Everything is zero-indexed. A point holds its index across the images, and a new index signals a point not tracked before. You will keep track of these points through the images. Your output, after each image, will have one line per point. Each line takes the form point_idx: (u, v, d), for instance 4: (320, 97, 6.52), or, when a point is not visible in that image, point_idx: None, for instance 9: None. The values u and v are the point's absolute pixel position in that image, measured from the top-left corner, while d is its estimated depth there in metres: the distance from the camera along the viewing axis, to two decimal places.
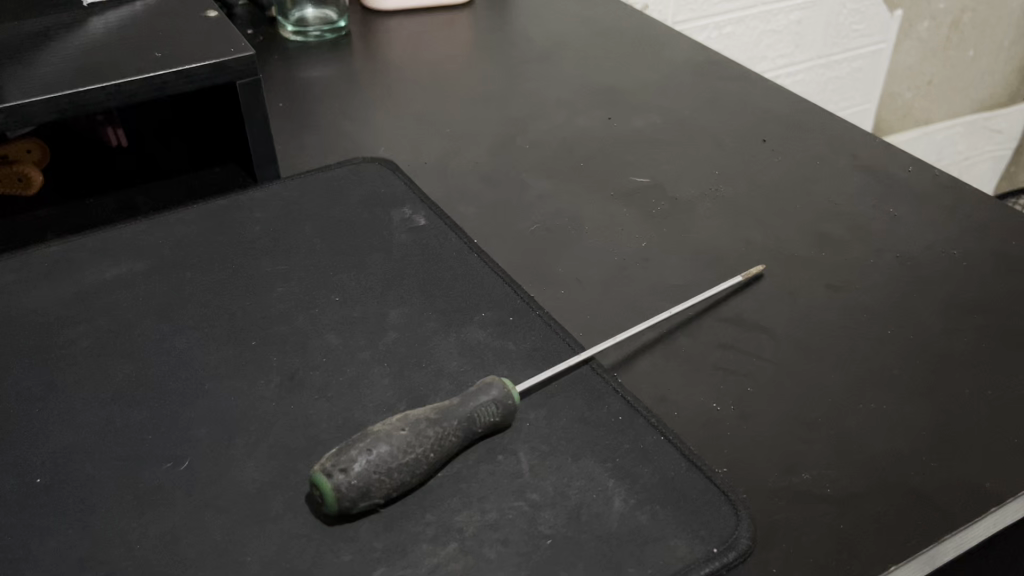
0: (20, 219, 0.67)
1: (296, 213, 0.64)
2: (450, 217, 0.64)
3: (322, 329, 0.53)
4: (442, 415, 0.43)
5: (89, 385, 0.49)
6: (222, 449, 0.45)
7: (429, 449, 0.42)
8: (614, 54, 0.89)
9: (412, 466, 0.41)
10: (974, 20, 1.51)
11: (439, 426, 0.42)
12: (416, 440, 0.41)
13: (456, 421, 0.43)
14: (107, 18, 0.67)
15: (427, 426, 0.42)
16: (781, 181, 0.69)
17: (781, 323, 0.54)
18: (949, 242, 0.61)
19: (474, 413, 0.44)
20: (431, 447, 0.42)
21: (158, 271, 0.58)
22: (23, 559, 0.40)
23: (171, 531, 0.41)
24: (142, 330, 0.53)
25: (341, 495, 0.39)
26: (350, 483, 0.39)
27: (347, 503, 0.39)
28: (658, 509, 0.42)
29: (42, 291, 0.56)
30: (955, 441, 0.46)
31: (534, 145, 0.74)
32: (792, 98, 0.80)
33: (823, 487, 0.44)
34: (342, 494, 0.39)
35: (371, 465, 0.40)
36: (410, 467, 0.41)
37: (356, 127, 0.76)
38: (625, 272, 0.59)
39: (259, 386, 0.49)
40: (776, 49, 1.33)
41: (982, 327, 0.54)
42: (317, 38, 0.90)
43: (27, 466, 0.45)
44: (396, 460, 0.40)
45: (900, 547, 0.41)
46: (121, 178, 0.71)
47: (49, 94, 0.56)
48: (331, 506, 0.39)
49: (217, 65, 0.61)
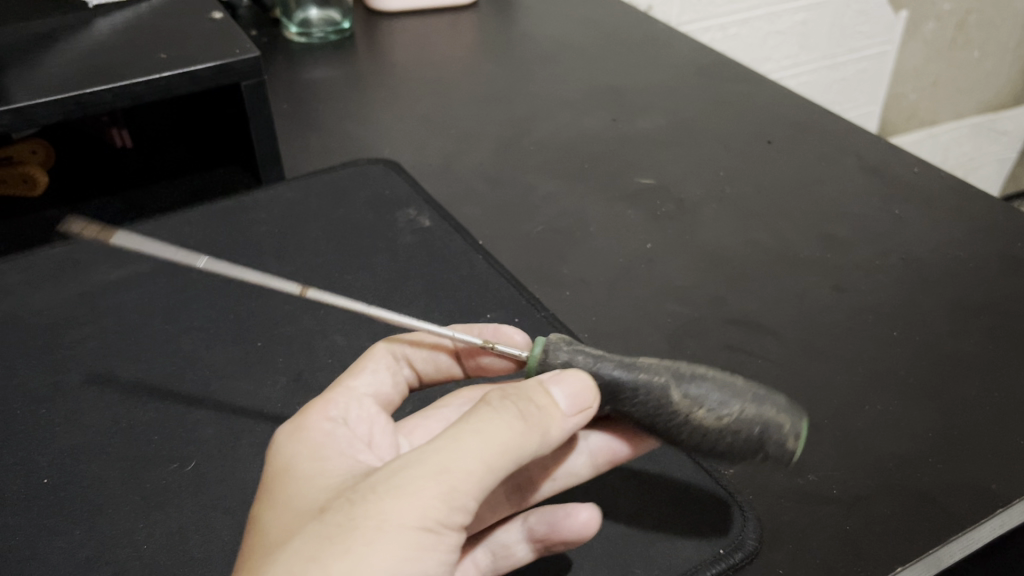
0: (26, 219, 0.67)
1: (302, 213, 0.64)
2: (453, 218, 0.64)
3: (329, 330, 0.54)
4: (662, 361, 0.40)
5: (96, 385, 0.49)
6: (228, 450, 0.45)
7: (662, 418, 0.39)
8: (618, 54, 0.89)
9: (721, 429, 0.37)
10: (981, 21, 1.50)
11: (623, 410, 0.40)
12: (663, 440, 0.40)
13: (609, 407, 0.40)
14: (112, 20, 0.67)
15: (631, 418, 0.40)
16: (787, 181, 0.69)
17: (786, 324, 0.54)
18: (955, 244, 0.61)
19: (601, 365, 0.40)
20: (674, 417, 0.38)
21: (165, 271, 0.58)
22: (29, 558, 0.40)
23: (180, 531, 0.41)
24: (149, 331, 0.53)
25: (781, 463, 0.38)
26: (787, 448, 0.37)
27: (794, 448, 0.37)
28: (665, 511, 0.43)
29: (48, 291, 0.56)
30: (961, 443, 0.46)
31: (539, 146, 0.74)
32: (798, 99, 0.80)
33: (830, 488, 0.44)
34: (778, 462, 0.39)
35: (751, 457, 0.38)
36: (739, 433, 0.37)
37: (360, 128, 0.76)
38: (631, 273, 0.59)
39: (265, 387, 0.49)
40: (781, 50, 1.33)
41: (988, 328, 0.54)
42: (321, 39, 0.90)
43: (34, 466, 0.44)
44: (774, 433, 0.37)
45: (908, 547, 0.41)
46: (126, 178, 0.72)
47: (55, 96, 0.56)
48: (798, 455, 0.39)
49: (222, 65, 0.61)
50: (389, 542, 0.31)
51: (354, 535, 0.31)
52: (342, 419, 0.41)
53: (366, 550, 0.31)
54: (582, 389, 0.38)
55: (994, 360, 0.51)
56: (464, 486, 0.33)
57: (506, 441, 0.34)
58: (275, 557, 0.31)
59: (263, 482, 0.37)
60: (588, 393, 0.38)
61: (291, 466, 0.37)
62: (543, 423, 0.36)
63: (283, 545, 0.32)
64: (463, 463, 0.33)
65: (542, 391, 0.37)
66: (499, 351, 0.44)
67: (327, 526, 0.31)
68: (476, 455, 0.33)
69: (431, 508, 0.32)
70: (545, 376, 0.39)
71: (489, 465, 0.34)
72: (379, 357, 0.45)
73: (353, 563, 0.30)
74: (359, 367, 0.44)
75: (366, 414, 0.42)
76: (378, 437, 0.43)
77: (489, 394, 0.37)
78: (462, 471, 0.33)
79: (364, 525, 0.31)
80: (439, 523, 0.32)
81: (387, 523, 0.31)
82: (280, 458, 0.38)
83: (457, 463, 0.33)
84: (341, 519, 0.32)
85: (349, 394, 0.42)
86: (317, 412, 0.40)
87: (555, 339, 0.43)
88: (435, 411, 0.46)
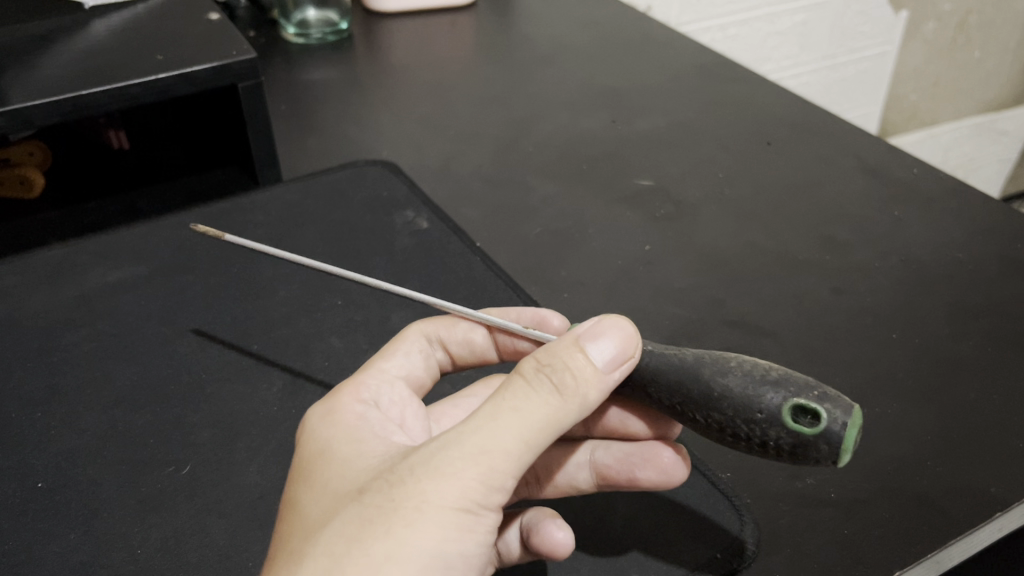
0: (22, 221, 0.67)
1: (299, 215, 0.64)
2: (451, 219, 0.64)
3: (325, 332, 0.53)
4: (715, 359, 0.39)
5: (91, 389, 0.49)
6: (224, 454, 0.45)
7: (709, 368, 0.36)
8: (618, 55, 0.89)
9: (770, 369, 0.34)
10: (981, 22, 1.50)
11: (666, 366, 0.38)
12: (698, 404, 0.36)
13: (650, 367, 0.38)
14: (108, 22, 0.67)
15: (668, 378, 0.38)
16: (787, 182, 0.69)
17: (784, 326, 0.54)
18: (955, 245, 0.61)
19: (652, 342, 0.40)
20: (720, 359, 0.36)
21: (161, 273, 0.58)
22: (24, 562, 0.40)
23: (174, 535, 0.41)
24: (145, 334, 0.53)
25: (828, 438, 0.32)
26: (840, 399, 0.32)
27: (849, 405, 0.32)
28: (661, 515, 0.43)
29: (44, 294, 0.56)
30: (960, 446, 0.46)
31: (538, 147, 0.74)
32: (797, 100, 0.80)
33: (828, 492, 0.44)
34: (821, 452, 0.32)
35: (796, 410, 0.33)
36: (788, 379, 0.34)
37: (358, 129, 0.76)
38: (629, 275, 0.59)
39: (261, 390, 0.49)
40: (781, 50, 1.33)
41: (988, 330, 0.53)
42: (319, 40, 0.90)
43: (29, 470, 0.44)
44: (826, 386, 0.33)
45: (907, 551, 0.41)
46: (124, 179, 0.72)
47: (52, 98, 0.56)
48: (844, 461, 0.32)
49: (220, 67, 0.60)
50: (429, 523, 0.32)
51: (395, 517, 0.31)
52: (373, 402, 0.41)
53: (407, 533, 0.31)
54: (621, 339, 0.36)
55: (994, 362, 0.51)
56: (502, 465, 0.33)
57: (545, 416, 0.34)
58: (319, 541, 0.32)
59: (298, 462, 0.37)
60: (627, 348, 0.36)
61: (327, 448, 0.37)
62: (581, 391, 0.35)
63: (325, 525, 0.32)
64: (501, 443, 0.33)
65: (577, 351, 0.35)
66: (533, 338, 0.43)
67: (368, 510, 0.32)
68: (515, 433, 0.33)
69: (469, 488, 0.32)
70: (583, 331, 0.36)
71: (528, 442, 0.33)
72: (410, 341, 0.46)
73: (394, 544, 0.31)
74: (391, 351, 0.45)
75: (397, 399, 0.43)
76: (410, 422, 0.43)
77: (523, 360, 0.35)
78: (501, 451, 0.33)
79: (405, 506, 0.32)
80: (478, 503, 0.33)
81: (426, 504, 0.32)
82: (318, 440, 0.38)
83: (495, 444, 0.33)
84: (381, 501, 0.32)
85: (381, 377, 0.43)
86: (348, 396, 0.40)
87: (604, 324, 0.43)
88: (463, 399, 0.47)
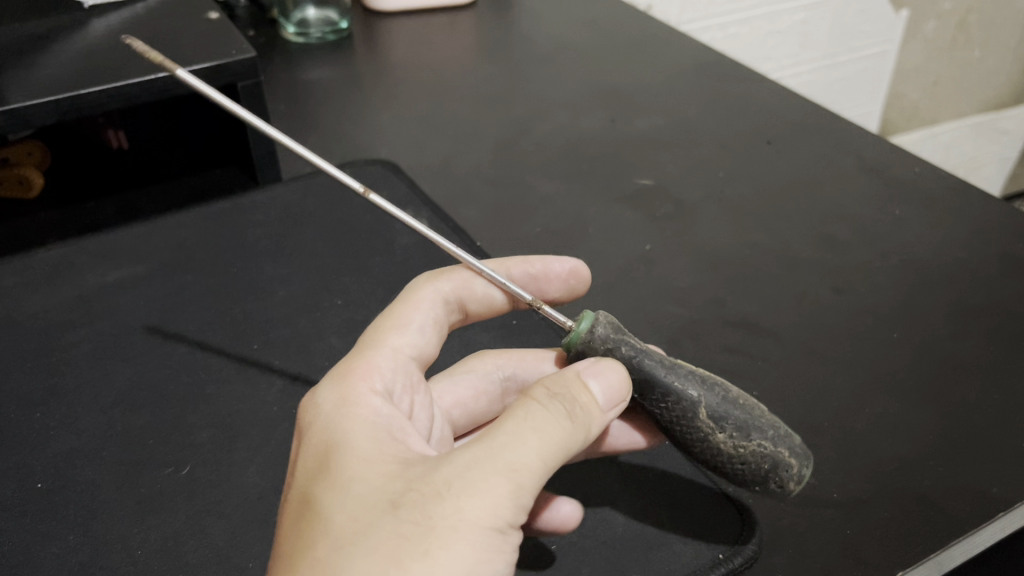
0: (20, 222, 0.66)
1: (299, 214, 0.64)
2: (452, 219, 0.64)
3: (324, 332, 0.53)
4: (699, 372, 0.40)
5: (90, 389, 0.49)
6: (223, 454, 0.45)
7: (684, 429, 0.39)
8: (618, 53, 0.89)
9: (734, 452, 0.38)
10: (981, 20, 1.50)
11: (648, 406, 0.40)
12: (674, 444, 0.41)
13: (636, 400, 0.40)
14: (107, 21, 0.67)
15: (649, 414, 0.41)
16: (787, 181, 0.69)
17: (786, 325, 0.54)
18: (956, 245, 0.61)
19: (639, 359, 0.39)
20: (692, 426, 0.39)
21: (161, 273, 0.58)
22: (23, 563, 0.39)
23: (173, 536, 0.41)
24: (144, 334, 0.53)
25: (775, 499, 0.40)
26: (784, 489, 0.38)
27: (793, 491, 0.38)
28: (662, 515, 0.43)
29: (43, 294, 0.56)
30: (961, 446, 0.46)
31: (538, 147, 0.74)
32: (797, 99, 0.80)
33: (830, 492, 0.43)
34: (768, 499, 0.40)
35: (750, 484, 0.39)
36: (749, 463, 0.38)
37: (358, 128, 0.76)
38: (629, 275, 0.59)
39: (261, 390, 0.49)
40: (781, 50, 1.33)
41: (989, 330, 0.53)
42: (319, 39, 0.90)
43: (28, 471, 0.44)
44: (781, 472, 0.38)
45: (908, 551, 0.40)
46: (122, 179, 0.71)
47: (51, 97, 0.55)
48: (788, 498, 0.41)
49: (219, 66, 0.60)
50: (465, 543, 0.31)
51: (432, 538, 0.30)
52: (385, 389, 0.39)
53: (444, 554, 0.30)
54: (618, 382, 0.38)
55: (994, 363, 0.51)
56: (529, 484, 0.33)
57: (563, 438, 0.34)
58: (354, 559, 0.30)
59: (313, 463, 0.35)
60: (623, 387, 0.38)
61: (345, 448, 0.35)
62: (585, 421, 0.36)
63: (359, 541, 0.31)
64: (530, 461, 0.33)
65: (580, 386, 0.37)
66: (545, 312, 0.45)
67: (405, 527, 0.31)
68: (539, 453, 0.33)
69: (502, 508, 0.32)
70: (582, 368, 0.38)
71: (550, 462, 0.33)
72: (427, 308, 0.44)
73: (433, 567, 0.30)
74: (404, 324, 0.43)
75: (409, 386, 0.42)
76: (417, 411, 0.43)
77: (533, 387, 0.36)
78: (528, 470, 0.33)
79: (441, 525, 0.31)
80: (509, 523, 0.32)
81: (462, 524, 0.31)
82: (333, 439, 0.36)
83: (523, 461, 0.33)
84: (418, 518, 0.31)
85: (392, 357, 0.41)
86: (363, 384, 0.38)
87: (603, 318, 0.41)
88: (462, 374, 0.49)
